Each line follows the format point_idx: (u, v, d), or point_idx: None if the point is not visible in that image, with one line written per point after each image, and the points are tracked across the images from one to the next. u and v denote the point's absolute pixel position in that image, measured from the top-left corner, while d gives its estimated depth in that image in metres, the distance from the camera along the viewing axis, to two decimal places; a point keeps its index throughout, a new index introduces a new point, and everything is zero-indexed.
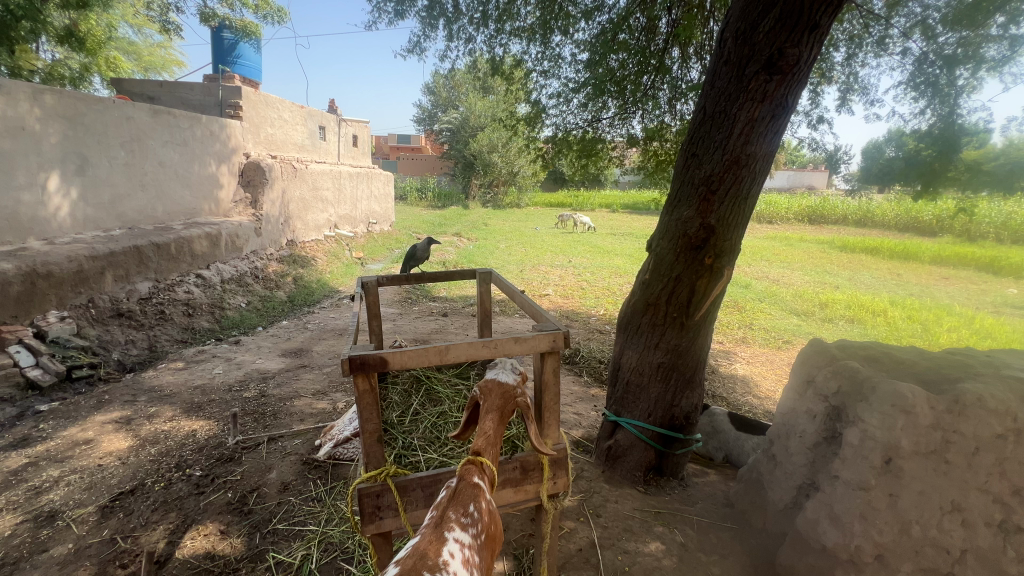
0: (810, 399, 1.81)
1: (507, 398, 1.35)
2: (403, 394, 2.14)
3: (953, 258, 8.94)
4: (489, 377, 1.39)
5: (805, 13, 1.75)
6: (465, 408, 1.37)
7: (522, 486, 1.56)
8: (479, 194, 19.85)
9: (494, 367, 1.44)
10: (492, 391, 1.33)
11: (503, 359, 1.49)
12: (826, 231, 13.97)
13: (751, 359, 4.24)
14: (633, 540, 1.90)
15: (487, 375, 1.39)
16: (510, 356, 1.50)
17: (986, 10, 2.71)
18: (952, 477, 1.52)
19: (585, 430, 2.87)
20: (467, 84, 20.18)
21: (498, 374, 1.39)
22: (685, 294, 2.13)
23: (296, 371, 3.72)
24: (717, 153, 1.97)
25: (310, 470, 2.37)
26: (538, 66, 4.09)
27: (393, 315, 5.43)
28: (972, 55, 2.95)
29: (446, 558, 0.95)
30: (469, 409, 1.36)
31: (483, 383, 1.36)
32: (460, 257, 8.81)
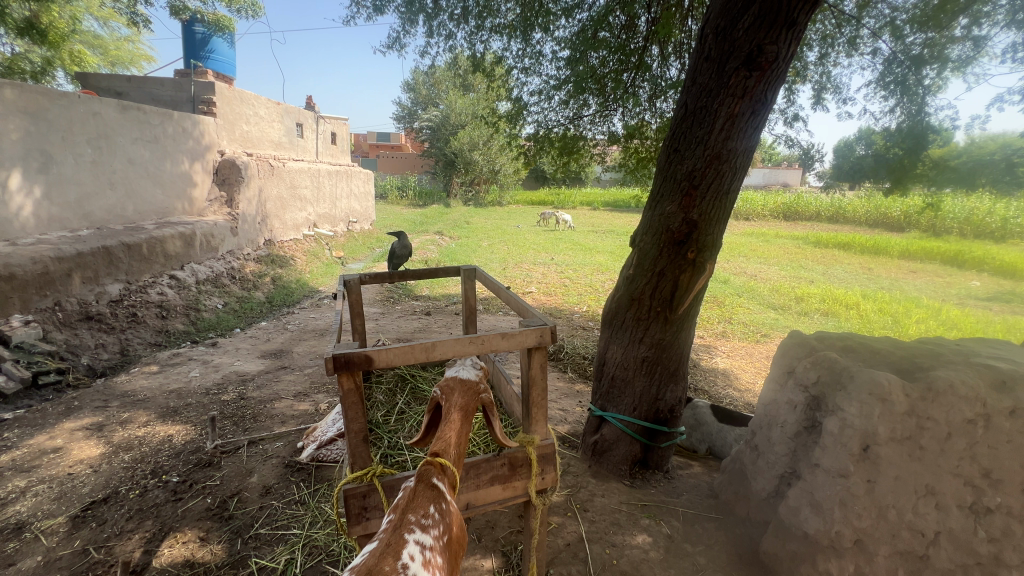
0: (790, 389, 1.84)
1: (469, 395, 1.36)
2: (388, 393, 2.12)
3: (921, 253, 9.27)
4: (450, 375, 1.41)
5: (783, 11, 1.78)
6: (426, 409, 1.37)
7: (510, 482, 1.56)
8: (461, 192, 19.79)
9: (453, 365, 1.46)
10: (454, 387, 1.34)
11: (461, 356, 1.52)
12: (801, 228, 14.34)
13: (730, 353, 4.33)
14: (620, 533, 1.92)
15: (448, 374, 1.41)
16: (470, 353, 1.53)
17: (949, 12, 2.80)
18: (925, 462, 1.57)
19: (571, 425, 2.88)
20: (447, 82, 20.06)
21: (459, 370, 1.42)
22: (668, 289, 2.15)
23: (276, 373, 3.65)
24: (699, 149, 1.99)
25: (293, 473, 2.32)
26: (518, 63, 4.09)
27: (376, 314, 5.38)
28: (938, 56, 3.03)
29: (409, 561, 0.93)
30: (431, 410, 1.36)
31: (445, 382, 1.38)
32: (442, 256, 8.76)
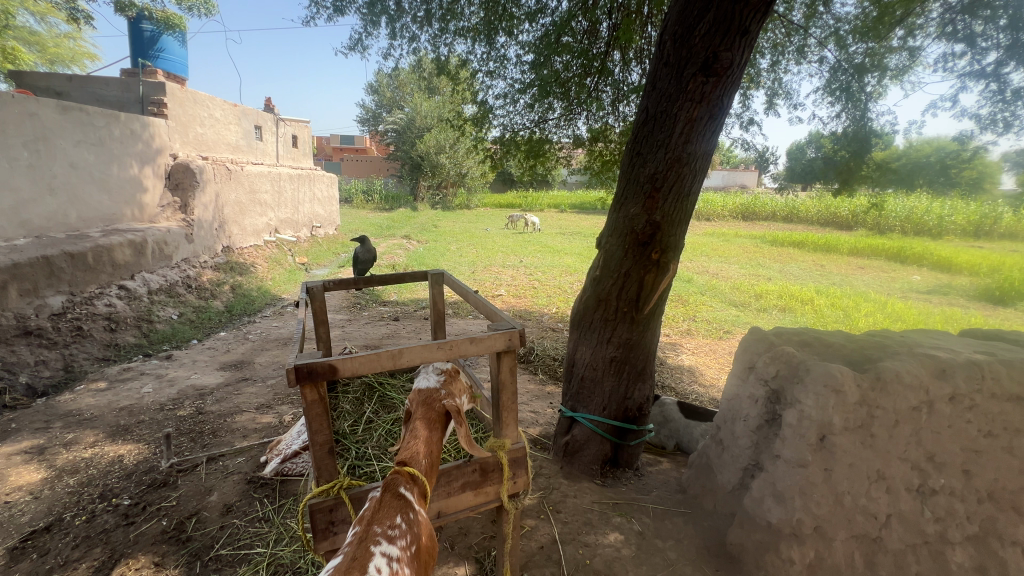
0: (752, 384, 1.90)
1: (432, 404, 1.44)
2: (355, 402, 2.07)
3: (868, 250, 9.81)
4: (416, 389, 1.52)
5: (736, 19, 1.84)
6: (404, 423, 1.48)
7: (481, 488, 1.55)
8: (428, 195, 19.62)
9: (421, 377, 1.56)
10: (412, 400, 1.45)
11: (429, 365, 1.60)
12: (758, 227, 14.93)
13: (695, 350, 4.45)
14: (593, 533, 1.93)
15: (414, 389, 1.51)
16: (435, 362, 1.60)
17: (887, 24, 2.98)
18: (877, 449, 1.65)
19: (542, 427, 2.89)
20: (412, 84, 19.86)
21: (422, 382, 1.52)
22: (634, 290, 2.19)
23: (237, 385, 3.50)
24: (660, 152, 2.04)
25: (256, 489, 2.23)
26: (483, 67, 4.09)
27: (342, 321, 5.25)
28: (878, 64, 3.23)
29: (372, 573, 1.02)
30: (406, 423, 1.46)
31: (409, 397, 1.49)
32: (410, 260, 8.64)
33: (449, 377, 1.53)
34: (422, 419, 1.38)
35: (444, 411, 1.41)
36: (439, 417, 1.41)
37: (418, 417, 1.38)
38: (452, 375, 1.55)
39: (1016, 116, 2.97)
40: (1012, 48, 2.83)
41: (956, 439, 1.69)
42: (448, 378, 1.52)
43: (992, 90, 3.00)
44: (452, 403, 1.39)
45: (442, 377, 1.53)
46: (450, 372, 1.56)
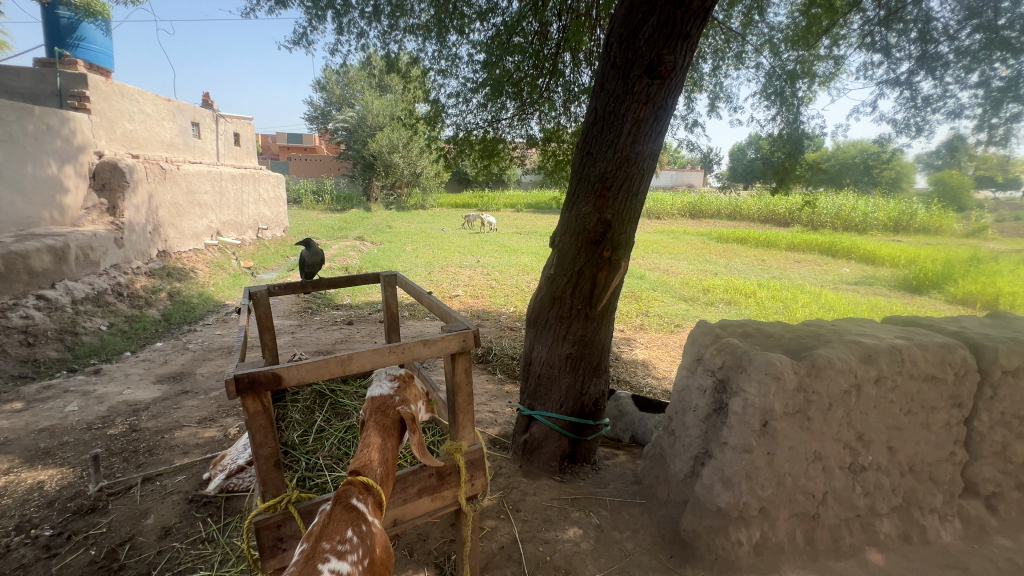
0: (700, 375, 1.97)
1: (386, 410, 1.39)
2: (305, 411, 1.99)
3: (804, 245, 10.47)
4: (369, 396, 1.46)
5: (677, 24, 1.91)
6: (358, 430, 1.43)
7: (439, 492, 1.52)
8: (381, 195, 19.19)
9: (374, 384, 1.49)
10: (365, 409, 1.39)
11: (381, 370, 1.53)
12: (705, 225, 15.61)
13: (648, 344, 4.59)
14: (552, 529, 1.95)
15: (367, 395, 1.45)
16: (388, 366, 1.53)
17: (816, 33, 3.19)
18: (813, 431, 1.76)
19: (501, 427, 2.89)
20: (362, 81, 19.34)
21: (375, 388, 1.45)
22: (588, 287, 2.23)
23: (176, 399, 3.28)
24: (610, 152, 2.08)
25: (198, 508, 2.09)
26: (435, 65, 4.04)
27: (292, 327, 5.03)
28: (808, 71, 3.45)
29: None
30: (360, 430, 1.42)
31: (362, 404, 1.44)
32: (363, 262, 8.41)
33: (403, 382, 1.47)
34: (374, 428, 1.34)
35: (399, 418, 1.37)
36: (394, 424, 1.37)
37: (370, 426, 1.34)
38: (406, 380, 1.48)
39: (927, 121, 3.26)
40: (921, 58, 3.10)
41: (882, 418, 1.82)
42: (402, 383, 1.46)
43: (906, 96, 3.28)
44: (406, 410, 1.36)
45: (395, 382, 1.46)
46: (404, 376, 1.49)
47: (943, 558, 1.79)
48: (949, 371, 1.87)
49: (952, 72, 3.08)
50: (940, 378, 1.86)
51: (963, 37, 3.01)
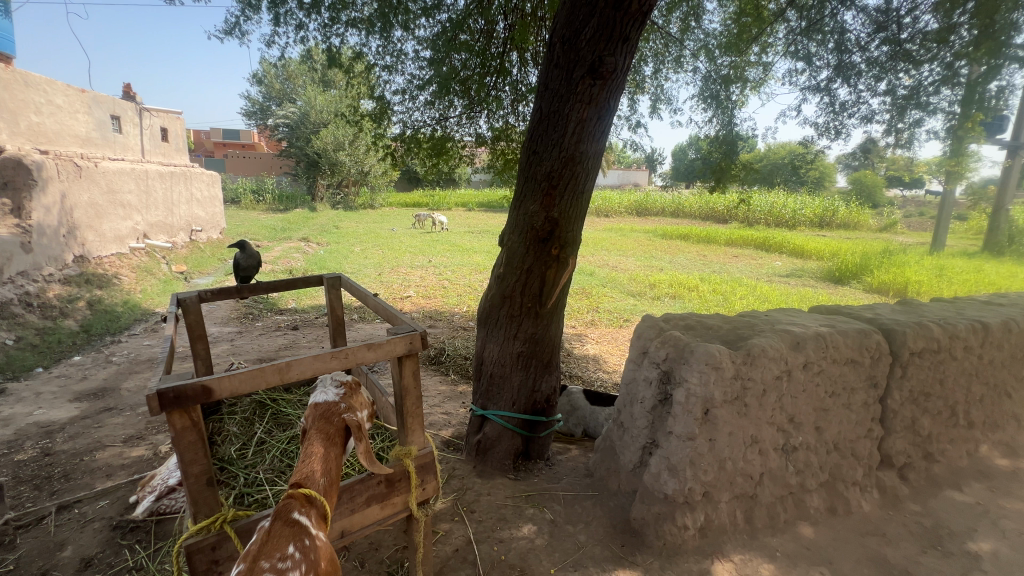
0: (646, 367, 2.03)
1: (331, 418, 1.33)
2: (243, 424, 1.87)
3: (741, 241, 11.09)
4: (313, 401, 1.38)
5: (617, 26, 1.95)
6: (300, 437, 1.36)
7: (388, 500, 1.48)
8: (327, 195, 18.50)
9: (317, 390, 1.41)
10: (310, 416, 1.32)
11: (326, 375, 1.45)
12: (650, 222, 16.20)
13: (599, 339, 4.70)
14: (507, 528, 1.95)
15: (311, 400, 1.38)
16: (333, 371, 1.45)
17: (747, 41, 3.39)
18: (750, 416, 1.86)
19: (454, 428, 2.86)
20: (303, 76, 18.53)
21: (320, 394, 1.38)
22: (537, 285, 2.24)
23: (97, 417, 3.00)
24: (555, 151, 2.11)
25: (124, 535, 1.92)
26: (380, 60, 3.93)
27: (231, 334, 4.74)
28: (740, 76, 3.65)
29: None
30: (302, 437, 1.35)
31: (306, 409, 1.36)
32: (308, 264, 8.07)
33: (349, 389, 1.40)
34: (318, 436, 1.28)
35: (345, 426, 1.32)
36: (340, 431, 1.32)
37: (313, 434, 1.28)
38: (353, 386, 1.42)
39: (844, 125, 3.54)
40: (838, 67, 3.36)
41: (810, 401, 1.96)
42: (349, 390, 1.40)
43: (826, 102, 3.54)
44: (353, 417, 1.31)
45: (341, 390, 1.39)
46: (351, 382, 1.43)
47: (864, 526, 1.96)
48: (866, 355, 2.03)
49: (864, 81, 3.36)
50: (859, 361, 2.02)
51: (873, 49, 3.29)
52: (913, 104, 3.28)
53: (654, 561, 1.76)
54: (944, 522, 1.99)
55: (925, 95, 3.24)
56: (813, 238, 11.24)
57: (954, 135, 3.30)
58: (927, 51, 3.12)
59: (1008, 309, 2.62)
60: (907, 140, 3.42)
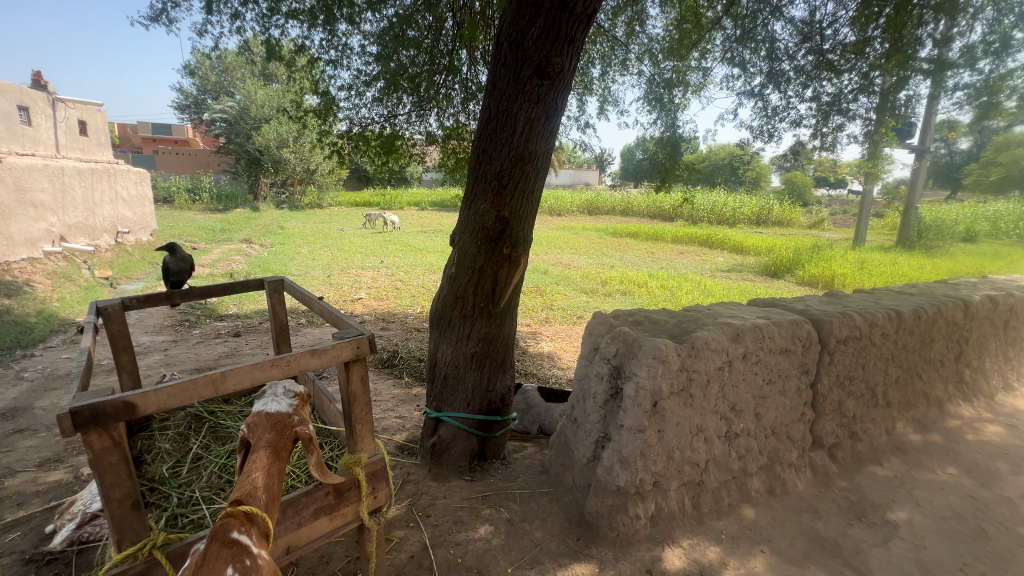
0: (597, 363, 2.07)
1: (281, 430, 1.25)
2: (177, 439, 1.75)
3: (686, 238, 11.58)
4: (258, 409, 1.28)
5: (563, 28, 1.98)
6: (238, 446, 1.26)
7: (337, 511, 1.43)
8: (270, 194, 17.65)
9: (262, 397, 1.30)
10: (257, 425, 1.23)
11: (274, 382, 1.35)
12: (601, 220, 16.60)
13: (553, 336, 4.76)
14: (463, 530, 1.93)
15: (256, 407, 1.27)
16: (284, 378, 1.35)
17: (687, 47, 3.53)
18: (695, 406, 1.94)
19: (409, 432, 2.80)
20: (242, 68, 17.55)
21: (268, 402, 1.28)
22: (489, 285, 2.23)
23: (6, 440, 2.70)
24: (504, 150, 2.10)
25: (39, 569, 1.74)
26: (324, 55, 3.78)
27: (164, 343, 4.42)
28: (682, 81, 3.80)
29: None
30: (242, 447, 1.25)
31: (251, 417, 1.26)
32: (250, 266, 7.65)
33: (302, 399, 1.33)
34: (267, 449, 1.20)
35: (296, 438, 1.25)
36: (289, 444, 1.25)
37: (263, 446, 1.19)
38: (306, 398, 1.35)
39: (775, 129, 3.77)
40: (769, 74, 3.57)
41: (749, 389, 2.07)
42: (302, 402, 1.32)
43: (760, 106, 3.75)
44: (308, 430, 1.25)
45: (293, 400, 1.31)
46: (304, 393, 1.35)
47: (799, 504, 2.09)
48: (798, 343, 2.17)
49: (793, 87, 3.60)
50: (792, 350, 2.16)
51: (799, 58, 3.52)
52: (836, 110, 3.54)
53: (608, 553, 1.80)
54: (868, 496, 2.17)
55: (846, 103, 3.51)
56: (751, 235, 11.91)
57: (870, 139, 3.60)
58: (846, 61, 3.38)
59: (917, 297, 2.89)
60: (831, 143, 3.69)
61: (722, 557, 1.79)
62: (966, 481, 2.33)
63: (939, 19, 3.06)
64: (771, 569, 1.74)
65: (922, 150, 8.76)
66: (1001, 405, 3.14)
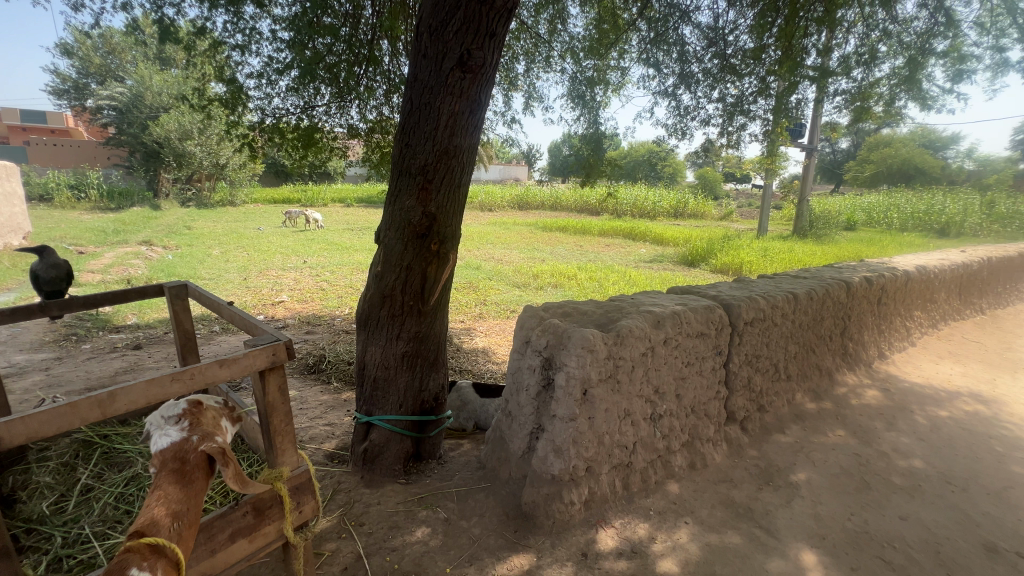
0: (529, 356, 2.10)
1: (180, 456, 1.14)
2: (61, 470, 1.53)
3: (612, 231, 12.09)
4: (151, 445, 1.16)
5: (483, 21, 1.96)
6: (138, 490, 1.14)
7: (258, 531, 1.33)
8: (174, 191, 16.04)
9: (150, 437, 1.17)
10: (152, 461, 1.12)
11: (155, 414, 1.21)
12: (531, 215, 16.85)
13: (487, 332, 4.76)
14: (399, 535, 1.88)
15: (148, 444, 1.15)
16: (159, 408, 1.20)
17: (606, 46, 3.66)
18: (622, 392, 2.03)
19: (339, 439, 2.68)
20: (132, 50, 15.72)
21: (160, 434, 1.16)
22: (418, 282, 2.18)
23: None
24: (428, 144, 2.06)
25: None
26: (228, 38, 3.47)
27: (46, 361, 3.87)
28: (602, 79, 3.93)
29: None
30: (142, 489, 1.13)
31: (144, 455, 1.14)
32: (152, 271, 6.90)
33: (194, 416, 1.20)
34: (173, 480, 1.10)
35: (207, 457, 1.15)
36: (201, 465, 1.15)
37: (165, 482, 1.09)
38: (196, 412, 1.22)
39: (688, 127, 4.02)
40: (681, 76, 3.80)
41: (670, 372, 2.20)
42: (194, 420, 1.20)
43: (674, 105, 3.98)
44: (213, 445, 1.15)
45: (185, 422, 1.19)
46: (191, 408, 1.22)
47: (717, 475, 2.26)
48: (712, 327, 2.34)
49: (702, 88, 3.86)
50: (707, 333, 2.33)
51: (707, 61, 3.77)
52: (739, 111, 3.85)
53: (545, 541, 1.84)
54: (774, 461, 2.39)
55: (747, 104, 3.82)
56: (670, 227, 12.68)
57: (769, 138, 3.96)
58: (747, 66, 3.67)
59: (810, 281, 3.22)
60: (736, 141, 4.01)
61: (651, 532, 1.89)
62: (852, 440, 2.65)
63: (821, 31, 3.42)
64: (694, 538, 1.86)
65: (810, 149, 9.80)
66: (877, 372, 3.60)
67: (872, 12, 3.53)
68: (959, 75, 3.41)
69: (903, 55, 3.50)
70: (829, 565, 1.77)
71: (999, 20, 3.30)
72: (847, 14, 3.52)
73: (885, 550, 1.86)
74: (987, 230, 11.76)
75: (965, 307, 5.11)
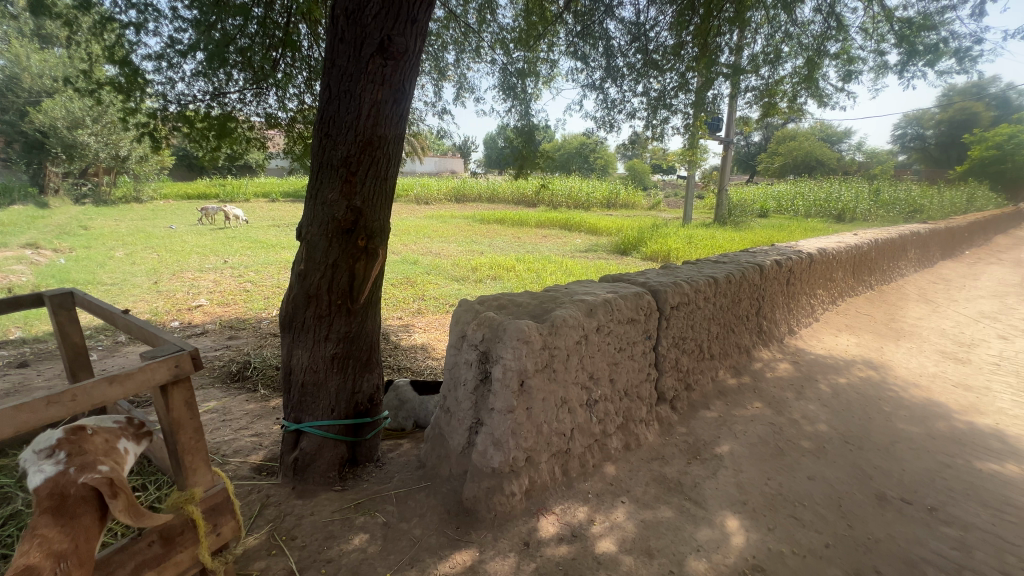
0: (466, 350, 2.07)
1: (59, 491, 1.05)
2: None
3: (549, 222, 12.27)
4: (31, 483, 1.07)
5: (403, 6, 1.88)
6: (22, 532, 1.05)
7: (167, 562, 1.20)
8: (63, 186, 14.23)
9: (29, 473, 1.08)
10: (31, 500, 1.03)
11: (31, 448, 1.12)
12: (469, 208, 16.71)
13: (426, 327, 4.66)
14: (335, 545, 1.80)
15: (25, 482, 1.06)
16: (34, 441, 1.11)
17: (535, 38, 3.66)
18: (558, 380, 2.06)
19: (267, 450, 2.51)
20: None
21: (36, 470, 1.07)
22: (345, 280, 2.07)
23: None
24: (350, 134, 1.95)
25: None
26: (118, 14, 3.09)
27: None
28: (533, 71, 3.94)
29: None
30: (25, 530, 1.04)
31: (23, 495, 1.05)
32: (39, 277, 6.09)
33: (73, 445, 1.11)
34: (50, 521, 1.01)
35: (88, 490, 1.06)
36: (85, 498, 1.05)
37: (41, 523, 0.99)
38: (76, 438, 1.13)
39: (615, 120, 4.14)
40: (607, 70, 3.90)
41: (604, 358, 2.26)
42: (74, 448, 1.11)
43: (601, 98, 4.08)
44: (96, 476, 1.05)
45: (64, 453, 1.09)
46: (71, 436, 1.12)
47: (650, 454, 2.37)
48: (641, 312, 2.44)
49: (627, 83, 3.98)
50: (637, 319, 2.42)
51: (630, 55, 3.89)
52: (662, 105, 4.01)
53: (487, 534, 1.83)
54: (701, 436, 2.55)
55: (669, 99, 4.00)
56: (603, 217, 13.09)
57: (690, 131, 4.17)
58: (667, 62, 3.83)
59: (728, 265, 3.45)
60: (660, 134, 4.18)
61: (589, 515, 1.94)
62: (767, 411, 2.88)
63: (733, 31, 3.64)
64: (630, 516, 1.94)
65: (727, 142, 10.48)
66: (788, 346, 3.95)
67: (776, 15, 3.80)
68: (849, 75, 3.77)
69: (803, 55, 3.81)
70: (751, 528, 1.91)
71: (880, 27, 3.68)
72: (755, 15, 3.77)
73: (797, 508, 2.04)
74: (874, 215, 13.25)
75: (857, 284, 5.72)
